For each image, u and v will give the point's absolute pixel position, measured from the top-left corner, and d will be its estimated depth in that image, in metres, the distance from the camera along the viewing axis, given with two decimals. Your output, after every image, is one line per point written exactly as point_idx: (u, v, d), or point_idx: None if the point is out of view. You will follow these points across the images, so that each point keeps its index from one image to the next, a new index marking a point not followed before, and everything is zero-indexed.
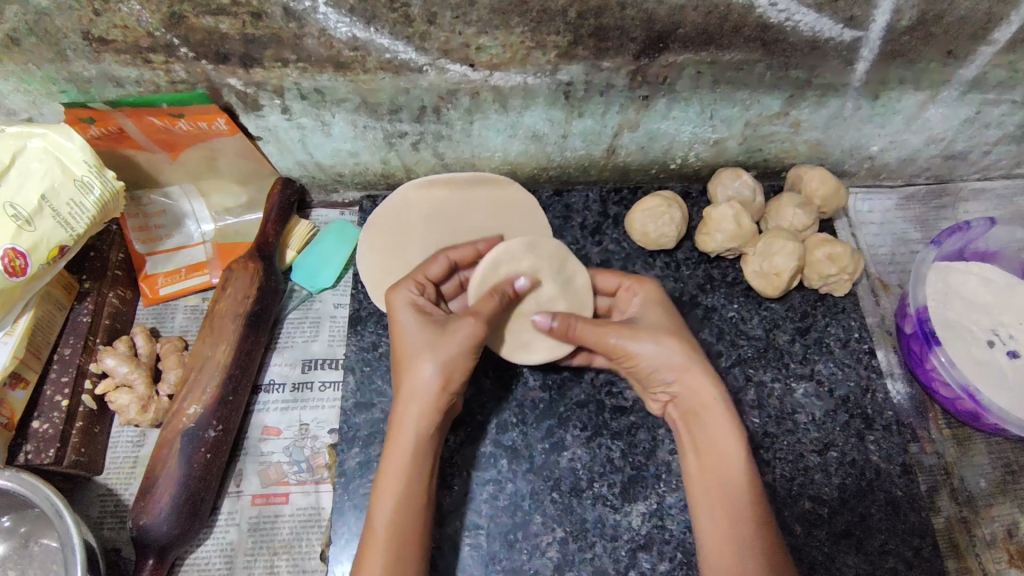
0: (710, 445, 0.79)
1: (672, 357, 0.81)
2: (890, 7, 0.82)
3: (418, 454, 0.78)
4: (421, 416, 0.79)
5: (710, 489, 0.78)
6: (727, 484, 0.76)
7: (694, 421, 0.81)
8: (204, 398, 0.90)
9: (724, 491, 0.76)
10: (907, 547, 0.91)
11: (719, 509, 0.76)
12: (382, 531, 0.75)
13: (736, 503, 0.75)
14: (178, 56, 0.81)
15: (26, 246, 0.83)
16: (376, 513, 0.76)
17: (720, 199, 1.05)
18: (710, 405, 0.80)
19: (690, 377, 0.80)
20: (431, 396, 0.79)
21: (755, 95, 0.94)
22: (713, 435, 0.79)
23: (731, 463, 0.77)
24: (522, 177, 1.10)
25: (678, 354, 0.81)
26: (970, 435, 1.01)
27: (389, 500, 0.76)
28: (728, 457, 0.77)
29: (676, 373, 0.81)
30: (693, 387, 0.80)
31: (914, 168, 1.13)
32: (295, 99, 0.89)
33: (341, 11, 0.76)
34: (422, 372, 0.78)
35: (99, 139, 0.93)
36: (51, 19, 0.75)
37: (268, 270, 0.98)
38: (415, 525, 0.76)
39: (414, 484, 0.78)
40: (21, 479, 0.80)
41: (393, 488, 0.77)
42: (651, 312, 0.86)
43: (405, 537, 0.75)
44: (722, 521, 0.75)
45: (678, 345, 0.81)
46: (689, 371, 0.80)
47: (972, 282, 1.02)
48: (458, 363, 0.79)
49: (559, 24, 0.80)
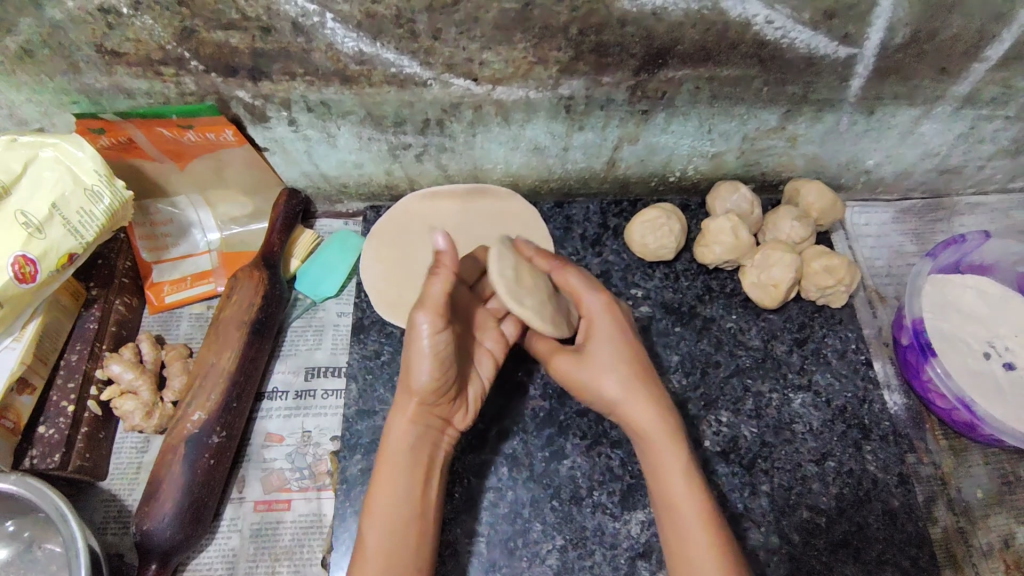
0: (651, 471, 0.80)
1: (602, 385, 0.82)
2: (884, 26, 0.84)
3: (399, 471, 0.78)
4: (400, 433, 0.78)
5: (658, 514, 0.79)
6: (670, 508, 0.77)
7: (640, 444, 0.81)
8: (209, 405, 0.91)
9: (668, 518, 0.77)
10: (904, 556, 0.91)
11: (668, 531, 0.77)
12: (371, 547, 0.75)
13: (683, 526, 0.75)
14: (188, 69, 0.83)
15: (36, 253, 0.85)
16: (364, 534, 0.76)
17: (719, 211, 1.06)
18: (642, 430, 0.80)
19: (620, 403, 0.81)
20: (414, 403, 0.77)
21: (752, 110, 0.96)
22: (650, 461, 0.80)
23: (674, 486, 0.77)
24: (523, 189, 1.12)
25: (611, 381, 0.81)
26: (967, 445, 1.02)
27: (377, 515, 0.76)
28: (665, 482, 0.78)
29: (609, 402, 0.83)
30: (635, 411, 0.80)
31: (909, 182, 1.15)
32: (302, 112, 0.91)
33: (349, 27, 0.78)
34: (410, 383, 0.76)
35: (108, 149, 0.94)
36: (65, 33, 0.77)
37: (273, 279, 1.00)
38: (407, 538, 0.77)
39: (399, 500, 0.77)
40: (28, 483, 0.81)
41: (381, 505, 0.77)
42: (599, 332, 0.85)
43: (395, 549, 0.75)
44: (671, 542, 0.76)
45: (602, 370, 0.82)
46: (619, 398, 0.81)
47: (967, 295, 1.03)
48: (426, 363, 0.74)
49: (560, 40, 0.82)
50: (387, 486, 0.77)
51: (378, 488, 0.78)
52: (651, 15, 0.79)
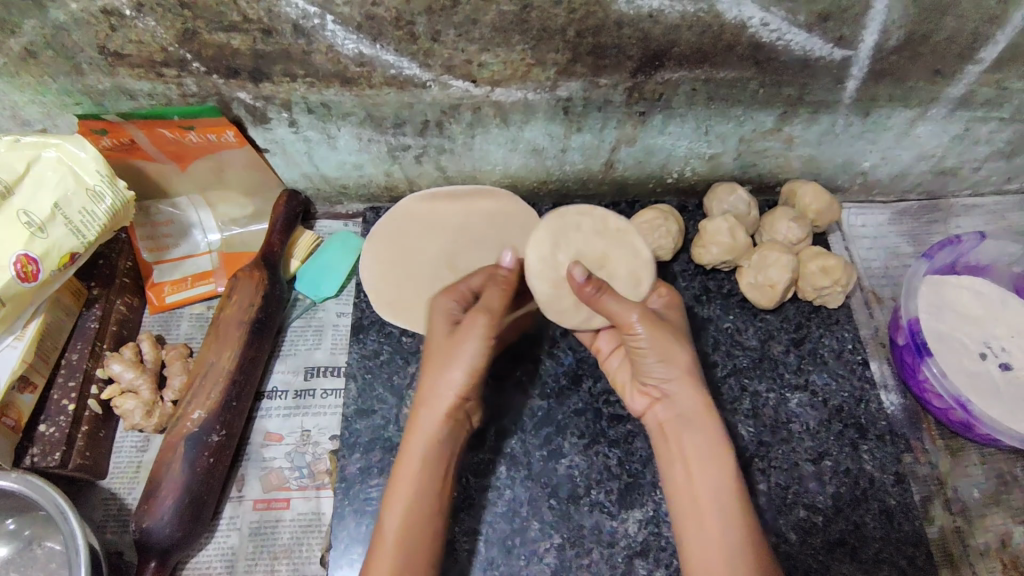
0: (702, 450, 0.80)
1: (675, 359, 0.82)
2: (879, 28, 0.85)
3: (426, 459, 0.80)
4: (431, 425, 0.80)
5: (699, 493, 0.78)
6: (717, 491, 0.77)
7: (685, 421, 0.82)
8: (209, 403, 0.92)
9: (716, 498, 0.77)
10: (901, 555, 0.92)
11: (707, 512, 0.76)
12: (391, 535, 0.76)
13: (728, 508, 0.76)
14: (190, 71, 0.84)
15: (38, 253, 0.85)
16: (385, 521, 0.78)
17: (716, 212, 1.07)
18: (705, 411, 0.81)
19: (689, 382, 0.82)
20: (451, 399, 0.80)
21: (748, 112, 0.97)
22: (705, 440, 0.80)
23: (722, 467, 0.78)
24: (521, 190, 1.13)
25: (685, 356, 0.82)
26: (963, 445, 1.02)
27: (398, 505, 0.78)
28: (720, 463, 0.78)
29: (677, 376, 0.82)
30: (694, 391, 0.82)
31: (905, 184, 1.16)
32: (303, 113, 0.92)
33: (349, 29, 0.79)
34: (449, 381, 0.80)
35: (110, 150, 0.95)
36: (69, 34, 0.78)
37: (273, 279, 1.00)
38: (424, 532, 0.78)
39: (421, 492, 0.79)
40: (28, 481, 0.82)
41: (403, 494, 0.78)
42: (671, 313, 0.89)
43: (411, 542, 0.77)
44: (711, 524, 0.75)
45: (684, 349, 0.83)
46: (691, 378, 0.82)
47: (963, 295, 1.04)
48: (469, 365, 0.80)
49: (558, 42, 0.83)
50: (411, 476, 0.79)
51: (400, 476, 0.80)
52: (648, 17, 0.80)
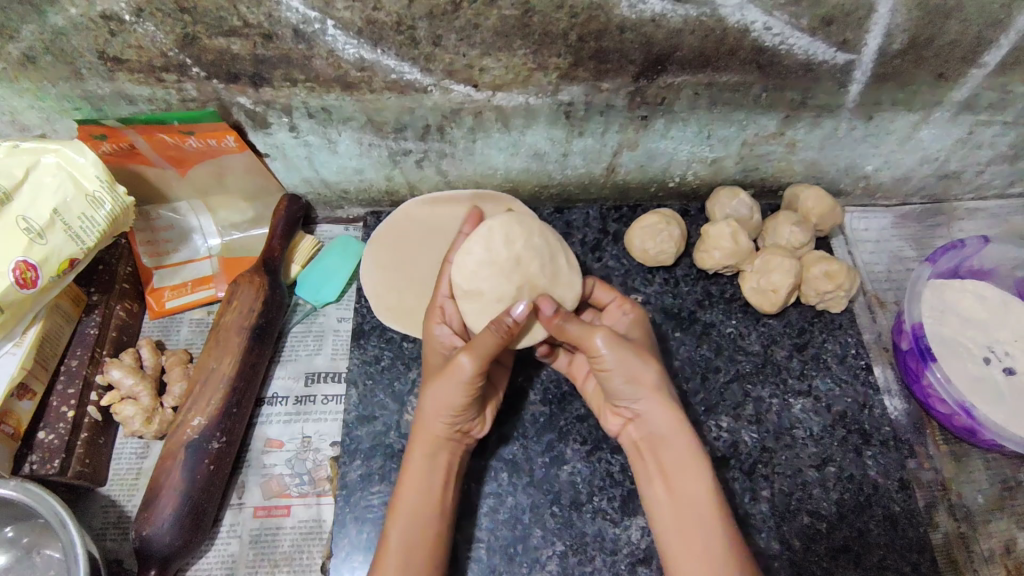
0: (676, 465, 0.79)
1: (639, 382, 0.81)
2: (882, 32, 0.84)
3: (423, 474, 0.81)
4: (424, 442, 0.82)
5: (678, 507, 0.78)
6: (694, 506, 0.77)
7: (656, 441, 0.82)
8: (209, 410, 0.91)
9: (693, 511, 0.76)
10: (905, 562, 0.91)
11: (687, 527, 0.76)
12: (395, 547, 0.77)
13: (705, 522, 0.75)
14: (190, 76, 0.84)
15: (37, 258, 0.85)
16: (388, 533, 0.78)
17: (718, 216, 1.07)
18: (677, 426, 0.80)
19: (657, 398, 0.81)
20: (437, 424, 0.81)
21: (751, 116, 0.96)
22: (678, 456, 0.80)
23: (697, 482, 0.78)
24: (522, 195, 1.12)
25: (649, 374, 0.81)
26: (967, 451, 1.01)
27: (401, 518, 0.78)
28: (694, 476, 0.78)
29: (644, 394, 0.81)
30: (660, 408, 0.81)
31: (908, 187, 1.15)
32: (303, 118, 0.92)
33: (350, 34, 0.79)
34: (436, 405, 0.80)
35: (110, 155, 0.94)
36: (67, 39, 0.78)
37: (274, 284, 1.00)
38: (428, 543, 0.78)
39: (422, 504, 0.80)
40: (26, 488, 0.81)
41: (404, 508, 0.79)
42: (635, 330, 0.88)
43: (415, 553, 0.77)
44: (690, 539, 0.75)
45: (648, 363, 0.82)
46: (658, 393, 0.81)
47: (966, 299, 1.03)
48: (457, 397, 0.80)
49: (560, 46, 0.82)
50: (410, 494, 0.80)
51: (404, 487, 0.81)
52: (649, 21, 0.80)
